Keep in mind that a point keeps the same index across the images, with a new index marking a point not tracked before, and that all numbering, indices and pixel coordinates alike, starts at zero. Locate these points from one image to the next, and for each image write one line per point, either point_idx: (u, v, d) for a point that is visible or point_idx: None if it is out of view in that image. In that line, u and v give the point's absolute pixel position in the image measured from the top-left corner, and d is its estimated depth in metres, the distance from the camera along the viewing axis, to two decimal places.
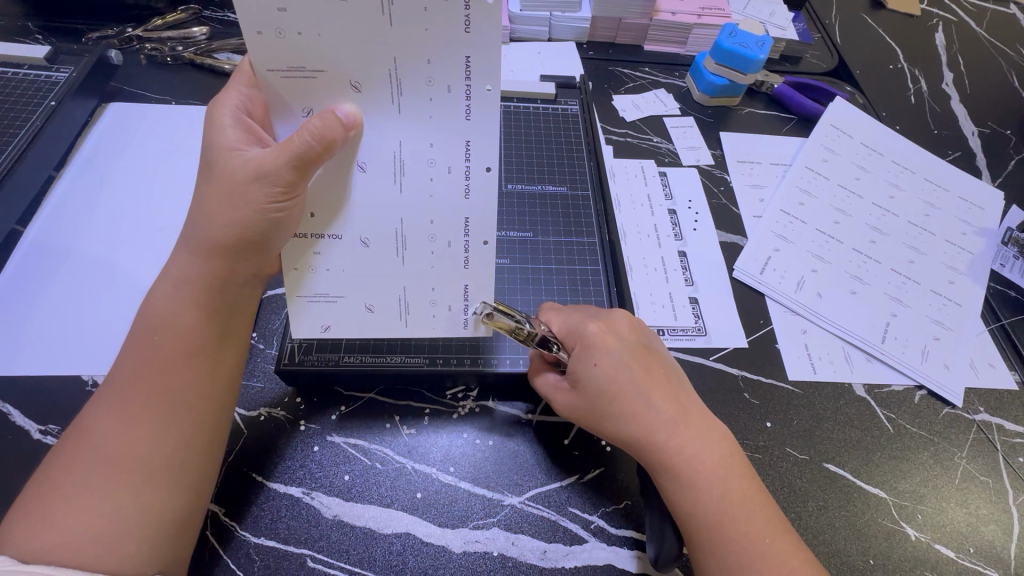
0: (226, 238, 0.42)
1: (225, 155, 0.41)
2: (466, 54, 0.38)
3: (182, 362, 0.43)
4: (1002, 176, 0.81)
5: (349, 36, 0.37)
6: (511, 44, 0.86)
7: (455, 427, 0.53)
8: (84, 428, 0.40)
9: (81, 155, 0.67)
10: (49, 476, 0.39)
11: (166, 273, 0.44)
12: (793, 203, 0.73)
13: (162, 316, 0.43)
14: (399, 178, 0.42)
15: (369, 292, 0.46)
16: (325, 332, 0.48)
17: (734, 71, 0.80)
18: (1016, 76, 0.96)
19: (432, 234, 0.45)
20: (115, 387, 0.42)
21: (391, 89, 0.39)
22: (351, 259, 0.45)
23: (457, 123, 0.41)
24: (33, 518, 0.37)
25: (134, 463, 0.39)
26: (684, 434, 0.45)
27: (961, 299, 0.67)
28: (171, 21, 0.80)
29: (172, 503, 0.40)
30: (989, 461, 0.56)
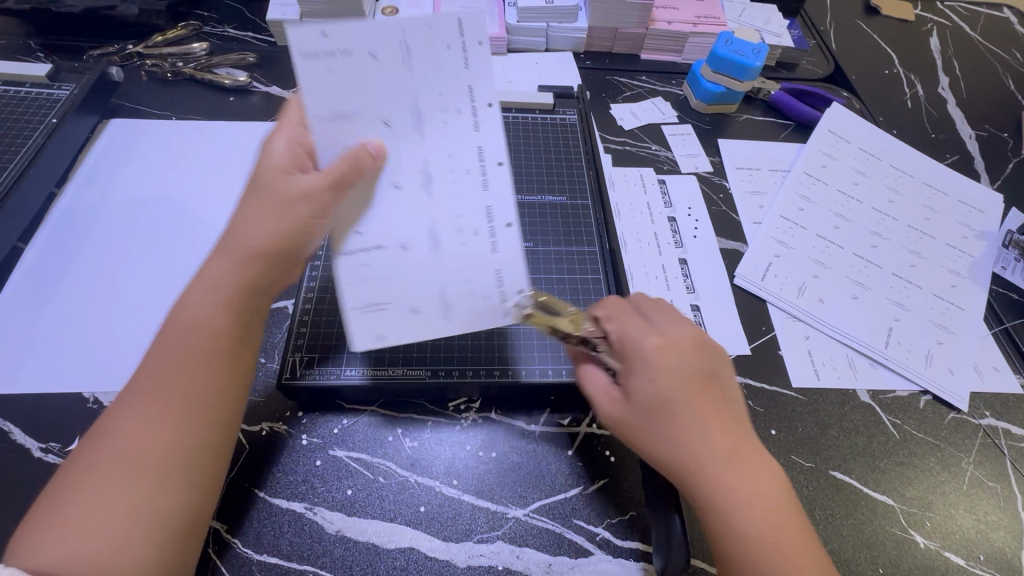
0: (231, 252, 0.43)
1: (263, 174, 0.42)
2: (469, 85, 0.41)
3: (194, 368, 0.42)
4: (1001, 179, 0.81)
5: (374, 84, 0.38)
6: (509, 56, 0.86)
7: (459, 439, 0.53)
8: (102, 428, 0.40)
9: (82, 172, 0.67)
10: (66, 478, 0.39)
11: (199, 278, 0.44)
12: (793, 209, 0.73)
13: (178, 321, 0.42)
14: (429, 186, 0.42)
15: (410, 293, 0.43)
16: (380, 342, 0.44)
17: (732, 79, 0.80)
18: (1012, 78, 0.97)
19: (460, 226, 0.43)
20: (136, 385, 0.41)
21: (415, 122, 0.40)
22: (389, 265, 0.42)
23: (466, 133, 0.42)
24: (50, 522, 0.37)
25: (142, 473, 0.39)
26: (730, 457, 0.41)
27: (963, 302, 0.67)
28: (172, 38, 0.81)
29: (183, 505, 0.40)
30: (996, 466, 0.56)
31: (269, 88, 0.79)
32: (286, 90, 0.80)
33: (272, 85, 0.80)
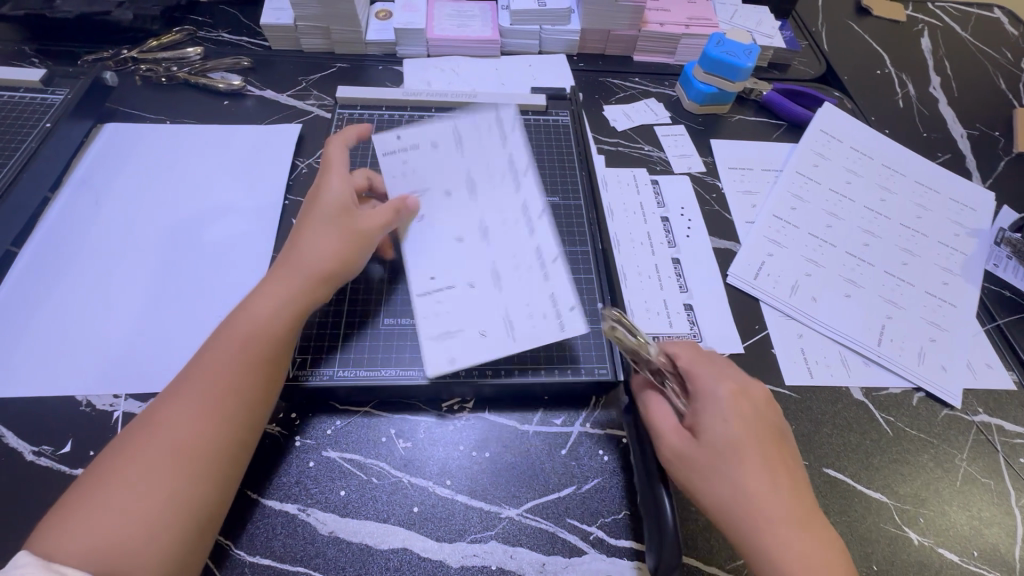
0: (291, 268, 0.51)
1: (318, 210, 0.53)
2: (508, 157, 0.61)
3: (242, 374, 0.46)
4: (993, 177, 0.81)
5: (436, 168, 0.58)
6: (502, 58, 0.87)
7: (452, 439, 0.53)
8: (152, 420, 0.43)
9: (76, 176, 0.67)
10: (109, 465, 0.41)
11: (260, 292, 0.50)
12: (786, 208, 0.73)
13: (238, 326, 0.47)
14: (485, 238, 0.57)
15: (480, 318, 0.53)
16: (453, 365, 0.51)
17: (723, 80, 0.81)
18: (1003, 78, 0.97)
19: (516, 262, 0.56)
20: (187, 382, 0.45)
21: (469, 192, 0.59)
22: (458, 301, 0.54)
23: (509, 195, 0.59)
24: (88, 506, 0.39)
25: (177, 471, 0.42)
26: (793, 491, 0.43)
27: (955, 299, 0.67)
28: (167, 43, 0.82)
29: (212, 498, 0.43)
30: (990, 463, 0.56)
31: (264, 93, 0.80)
32: (282, 94, 0.80)
33: (266, 89, 0.80)
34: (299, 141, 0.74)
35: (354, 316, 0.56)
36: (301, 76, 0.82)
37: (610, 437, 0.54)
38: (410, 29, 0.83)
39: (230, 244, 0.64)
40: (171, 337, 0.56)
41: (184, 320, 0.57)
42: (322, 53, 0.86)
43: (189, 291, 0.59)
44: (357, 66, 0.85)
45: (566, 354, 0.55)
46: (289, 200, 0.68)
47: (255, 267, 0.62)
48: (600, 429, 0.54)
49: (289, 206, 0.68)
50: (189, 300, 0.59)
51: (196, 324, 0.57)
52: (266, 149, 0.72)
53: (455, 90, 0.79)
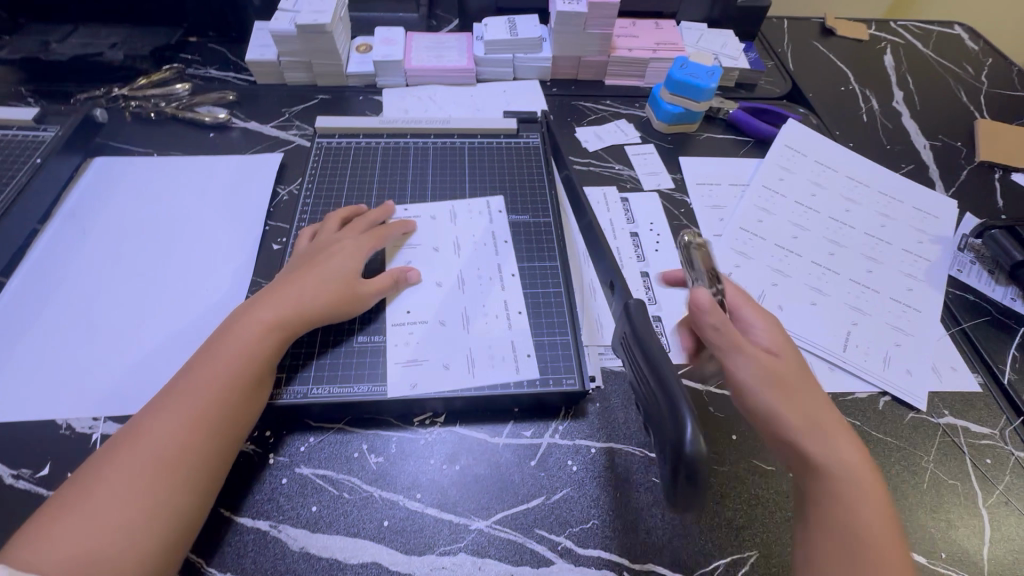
0: (285, 299, 0.54)
1: (329, 257, 0.59)
2: (491, 230, 0.68)
3: (223, 393, 0.48)
4: (955, 186, 0.84)
5: (432, 228, 0.68)
6: (477, 86, 0.91)
7: (423, 453, 0.53)
8: (138, 431, 0.46)
9: (65, 208, 0.70)
10: (94, 475, 0.43)
11: (253, 315, 0.53)
12: (753, 220, 0.76)
13: (230, 345, 0.51)
14: (461, 287, 0.63)
15: (445, 352, 0.57)
16: (413, 389, 0.54)
17: (688, 100, 0.84)
18: (965, 91, 1.01)
19: (485, 311, 0.61)
20: (173, 396, 0.48)
21: (455, 249, 0.66)
22: (429, 333, 0.58)
23: (491, 256, 0.66)
24: (74, 514, 0.41)
25: (154, 481, 0.43)
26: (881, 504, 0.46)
27: (920, 304, 0.68)
28: (156, 79, 0.86)
29: (189, 508, 0.44)
30: (957, 465, 0.56)
31: (248, 124, 0.83)
32: (265, 125, 0.83)
33: (251, 121, 0.84)
34: (281, 169, 0.77)
35: (328, 335, 0.58)
36: (284, 108, 0.86)
37: (578, 447, 0.55)
38: (389, 61, 0.87)
39: (211, 269, 0.66)
40: (151, 361, 0.58)
41: (163, 344, 0.59)
42: (306, 85, 0.90)
43: (170, 314, 0.61)
44: (339, 97, 0.89)
45: (535, 374, 0.56)
46: (270, 225, 0.71)
47: (236, 291, 0.64)
48: (569, 439, 0.55)
49: (269, 231, 0.70)
50: (170, 323, 0.61)
51: (175, 347, 0.59)
52: (248, 178, 0.75)
53: (432, 118, 0.82)
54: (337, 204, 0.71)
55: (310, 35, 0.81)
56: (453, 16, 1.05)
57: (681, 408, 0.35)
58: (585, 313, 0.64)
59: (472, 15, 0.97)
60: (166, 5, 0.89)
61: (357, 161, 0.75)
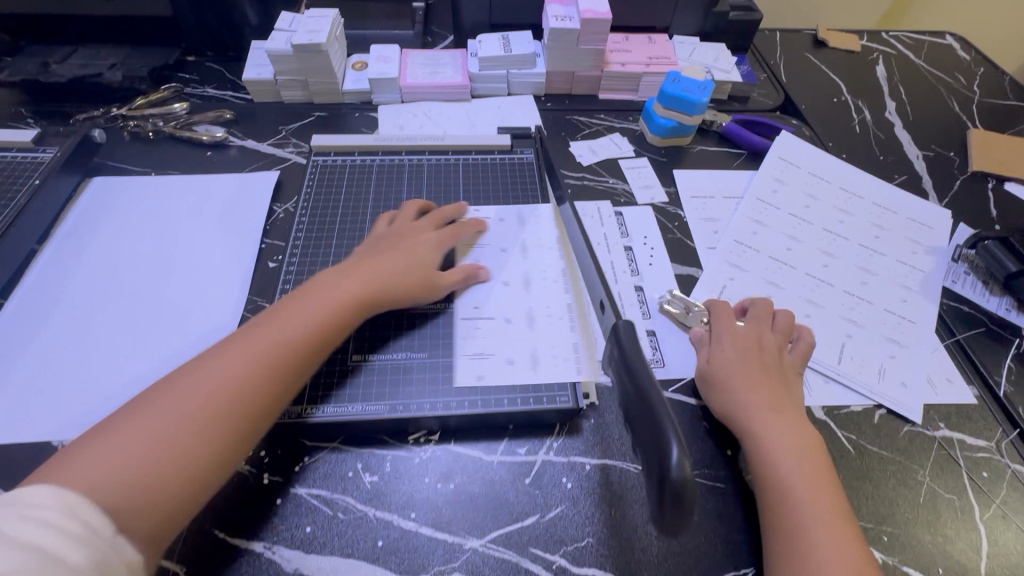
0: (362, 278, 0.58)
1: (411, 246, 0.62)
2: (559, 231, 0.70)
3: (279, 361, 0.49)
4: (949, 196, 0.84)
5: (502, 229, 0.70)
6: (472, 101, 0.92)
7: (417, 472, 0.53)
8: (202, 369, 0.47)
9: (64, 228, 0.71)
10: (151, 402, 0.44)
11: (328, 288, 0.56)
12: (747, 233, 0.76)
13: (304, 311, 0.53)
14: (528, 287, 0.64)
15: (511, 349, 0.59)
16: (479, 382, 0.57)
17: (681, 114, 0.84)
18: (957, 101, 1.02)
19: (550, 311, 0.62)
20: (242, 344, 0.49)
21: (524, 249, 0.68)
22: (495, 328, 0.61)
23: (558, 256, 0.68)
24: (122, 432, 0.42)
25: (201, 419, 0.44)
26: (827, 493, 0.49)
27: (915, 316, 0.68)
28: (155, 99, 0.87)
29: (220, 458, 0.44)
30: (953, 478, 0.56)
31: (245, 142, 0.84)
32: (261, 143, 0.84)
33: (247, 139, 0.85)
34: (277, 187, 0.78)
35: None
36: (281, 125, 0.87)
37: (573, 464, 0.54)
38: (384, 78, 0.87)
39: (207, 287, 0.66)
40: (146, 381, 0.58)
41: (159, 363, 0.59)
42: (302, 103, 0.91)
43: (166, 333, 0.62)
44: (335, 114, 0.90)
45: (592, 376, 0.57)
46: (265, 243, 0.71)
47: (232, 309, 0.64)
48: (563, 456, 0.55)
49: (265, 249, 0.71)
50: (167, 342, 0.61)
51: (171, 366, 0.59)
52: (244, 197, 0.76)
53: (426, 134, 0.83)
54: (332, 222, 0.71)
55: (305, 54, 0.82)
56: (448, 32, 1.06)
57: (670, 431, 0.35)
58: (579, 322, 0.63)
59: (466, 31, 0.99)
60: (164, 25, 0.90)
61: (353, 178, 0.76)
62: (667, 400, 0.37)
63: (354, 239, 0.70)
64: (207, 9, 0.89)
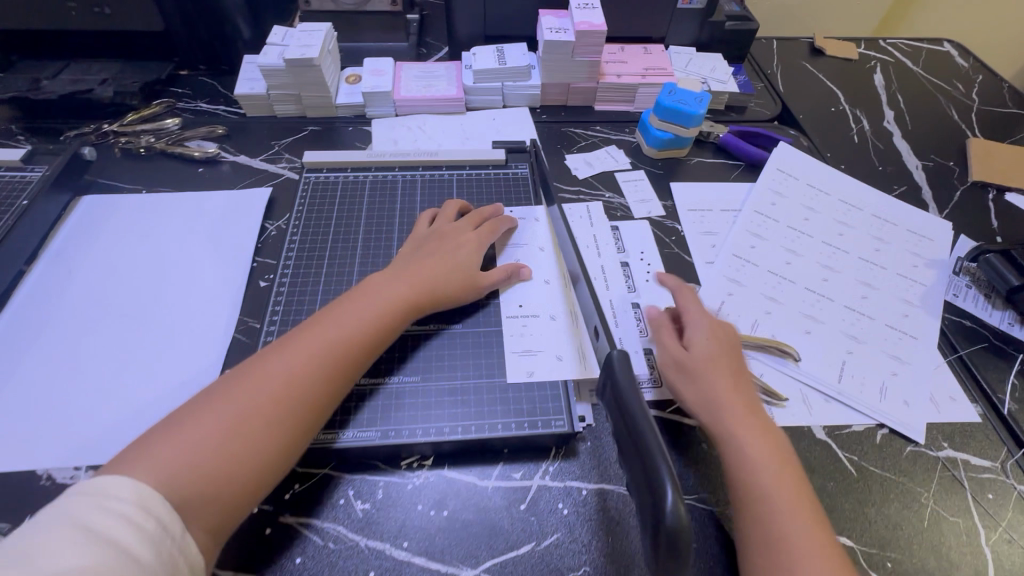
0: (410, 279, 0.59)
1: (455, 247, 0.64)
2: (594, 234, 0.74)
3: (338, 358, 0.51)
4: (949, 207, 0.83)
5: (539, 229, 0.72)
6: (467, 114, 0.91)
7: (410, 499, 0.52)
8: (262, 369, 0.49)
9: (53, 248, 0.70)
10: (217, 399, 0.47)
11: (379, 289, 0.58)
12: (745, 246, 0.75)
13: (358, 312, 0.55)
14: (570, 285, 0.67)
15: (557, 345, 0.61)
16: (530, 377, 0.58)
17: (678, 126, 0.83)
18: (956, 109, 1.01)
19: None
20: (300, 344, 0.51)
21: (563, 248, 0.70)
22: (540, 326, 0.62)
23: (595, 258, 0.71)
24: (189, 428, 0.45)
25: (261, 420, 0.46)
26: (791, 514, 0.47)
27: (917, 331, 0.67)
28: (146, 115, 0.86)
29: (275, 459, 0.46)
30: (957, 501, 0.55)
31: (238, 158, 0.83)
32: (254, 158, 0.83)
33: (240, 154, 0.84)
34: (269, 204, 0.77)
35: None
36: (274, 140, 0.86)
37: (569, 489, 0.53)
38: (378, 92, 0.87)
39: (197, 307, 0.65)
40: (133, 406, 0.56)
41: (147, 387, 0.58)
42: (296, 117, 0.90)
43: (154, 356, 0.60)
44: (329, 128, 0.89)
45: None
46: (256, 261, 0.70)
47: (222, 330, 0.63)
48: (560, 481, 0.53)
49: (256, 267, 0.70)
50: (155, 365, 0.60)
51: (159, 390, 0.58)
52: (236, 214, 0.75)
53: (420, 149, 0.83)
54: (324, 239, 0.70)
55: (298, 69, 0.81)
56: (443, 44, 1.06)
57: (660, 459, 0.35)
58: (574, 335, 0.62)
59: (460, 43, 0.98)
60: (156, 40, 0.90)
61: (346, 195, 0.75)
62: (651, 415, 0.38)
63: (347, 257, 0.69)
64: (200, 23, 0.88)
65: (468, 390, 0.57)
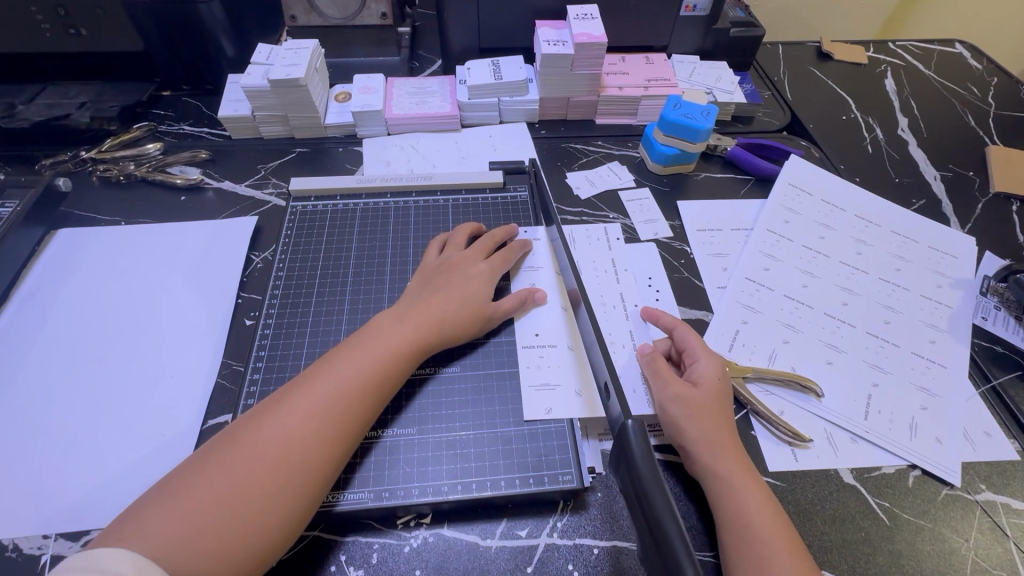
0: (418, 319, 0.55)
1: (467, 278, 0.60)
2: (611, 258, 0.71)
3: (342, 412, 0.48)
4: (972, 221, 0.79)
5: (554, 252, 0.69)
6: (462, 132, 0.87)
7: (407, 563, 0.48)
8: (260, 428, 0.46)
9: (25, 288, 0.66)
10: (211, 463, 0.43)
11: (383, 332, 0.54)
12: (759, 269, 0.71)
13: (361, 360, 0.51)
14: None
15: (575, 378, 0.57)
16: (548, 414, 0.55)
17: (684, 141, 0.79)
18: (972, 114, 0.97)
19: (612, 339, 0.62)
20: (300, 399, 0.47)
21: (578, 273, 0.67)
22: (557, 357, 0.59)
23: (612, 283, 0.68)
24: (181, 498, 0.41)
25: (258, 488, 0.42)
26: (778, 565, 0.43)
27: (945, 359, 0.63)
28: (126, 140, 0.82)
29: (275, 530, 0.42)
30: (1001, 551, 0.50)
31: (222, 184, 0.79)
32: (239, 184, 0.79)
33: (224, 180, 0.80)
34: (255, 233, 0.73)
35: None
36: (260, 164, 0.82)
37: (579, 548, 0.48)
38: (368, 111, 0.82)
39: (179, 349, 0.61)
40: (108, 464, 0.52)
41: (124, 440, 0.54)
42: (283, 138, 0.86)
43: (132, 405, 0.57)
44: (317, 150, 0.85)
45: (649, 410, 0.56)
46: (242, 297, 0.66)
47: (205, 374, 0.59)
48: (569, 538, 0.49)
49: (241, 304, 0.66)
50: (133, 417, 0.56)
51: (137, 445, 0.54)
52: (219, 246, 0.71)
53: (414, 172, 0.79)
54: (312, 272, 0.66)
55: (283, 90, 0.77)
56: (436, 57, 1.02)
57: (673, 531, 0.32)
58: (579, 372, 0.58)
59: (453, 56, 0.94)
60: (135, 61, 0.86)
61: (334, 224, 0.71)
62: (660, 473, 0.35)
63: (337, 291, 0.65)
64: (181, 42, 0.84)
65: (467, 442, 0.53)
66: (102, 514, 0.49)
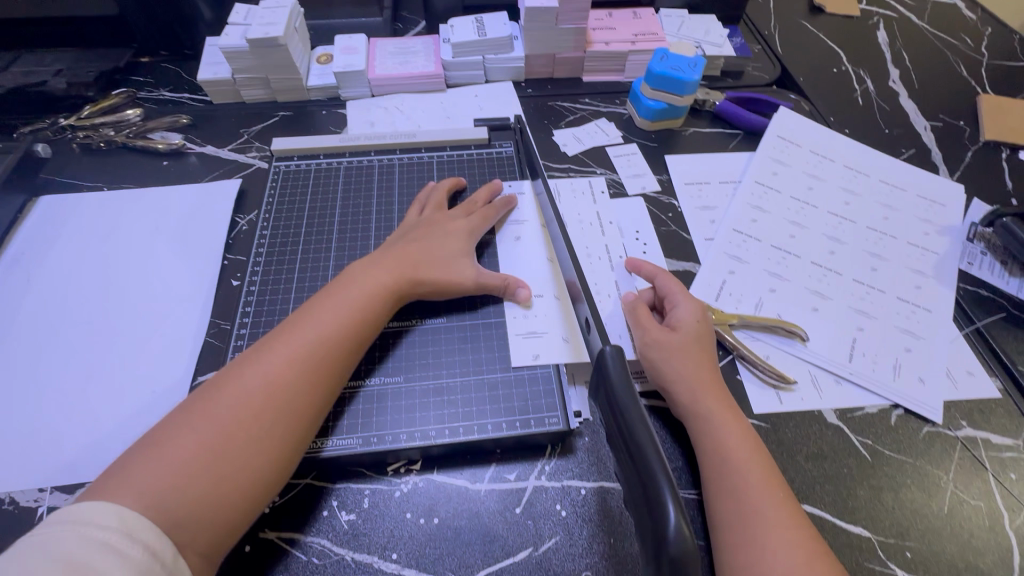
0: (395, 269, 0.55)
1: (447, 235, 0.60)
2: (596, 211, 0.71)
3: (324, 356, 0.48)
4: (960, 170, 0.78)
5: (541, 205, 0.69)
6: (447, 91, 0.86)
7: (398, 506, 0.48)
8: (239, 378, 0.45)
9: (9, 254, 0.66)
10: (192, 414, 0.43)
11: (358, 280, 0.54)
12: (745, 220, 0.71)
13: (338, 308, 0.51)
14: None
15: (561, 325, 0.57)
16: (536, 360, 0.55)
17: (671, 95, 0.78)
18: (964, 65, 0.95)
19: (599, 289, 0.62)
20: (278, 347, 0.47)
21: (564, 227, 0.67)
22: (543, 306, 0.59)
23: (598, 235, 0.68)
24: (165, 448, 0.41)
25: (244, 433, 0.43)
26: (758, 495, 0.44)
27: (930, 303, 0.64)
28: (104, 107, 0.79)
29: (266, 472, 0.43)
30: (979, 483, 0.52)
31: (205, 148, 0.78)
32: (221, 148, 0.78)
33: (207, 145, 0.79)
34: (239, 197, 0.72)
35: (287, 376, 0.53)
36: (242, 129, 0.81)
37: (567, 489, 0.49)
38: (350, 71, 0.81)
39: (166, 310, 0.61)
40: (101, 420, 0.53)
41: (116, 399, 0.54)
42: (265, 102, 0.84)
43: (122, 364, 0.57)
44: (300, 112, 0.83)
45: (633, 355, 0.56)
46: (227, 259, 0.66)
47: (194, 333, 0.59)
48: (557, 480, 0.50)
49: (227, 266, 0.65)
50: (123, 376, 0.56)
51: (129, 403, 0.54)
52: (203, 208, 0.70)
53: (398, 131, 0.78)
54: (297, 232, 0.66)
55: (261, 50, 0.76)
56: (420, 17, 1.00)
57: (647, 446, 0.33)
58: (566, 319, 0.58)
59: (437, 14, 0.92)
60: (111, 25, 0.84)
61: (318, 184, 0.70)
62: (638, 395, 0.35)
63: (322, 251, 0.65)
64: (157, 6, 0.82)
65: (454, 389, 0.54)
66: (96, 468, 0.50)
